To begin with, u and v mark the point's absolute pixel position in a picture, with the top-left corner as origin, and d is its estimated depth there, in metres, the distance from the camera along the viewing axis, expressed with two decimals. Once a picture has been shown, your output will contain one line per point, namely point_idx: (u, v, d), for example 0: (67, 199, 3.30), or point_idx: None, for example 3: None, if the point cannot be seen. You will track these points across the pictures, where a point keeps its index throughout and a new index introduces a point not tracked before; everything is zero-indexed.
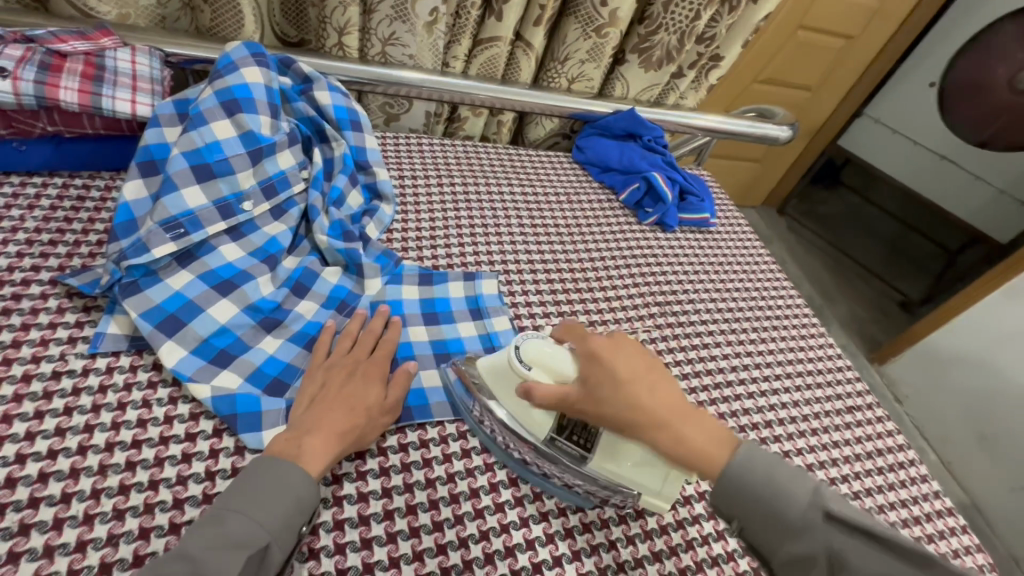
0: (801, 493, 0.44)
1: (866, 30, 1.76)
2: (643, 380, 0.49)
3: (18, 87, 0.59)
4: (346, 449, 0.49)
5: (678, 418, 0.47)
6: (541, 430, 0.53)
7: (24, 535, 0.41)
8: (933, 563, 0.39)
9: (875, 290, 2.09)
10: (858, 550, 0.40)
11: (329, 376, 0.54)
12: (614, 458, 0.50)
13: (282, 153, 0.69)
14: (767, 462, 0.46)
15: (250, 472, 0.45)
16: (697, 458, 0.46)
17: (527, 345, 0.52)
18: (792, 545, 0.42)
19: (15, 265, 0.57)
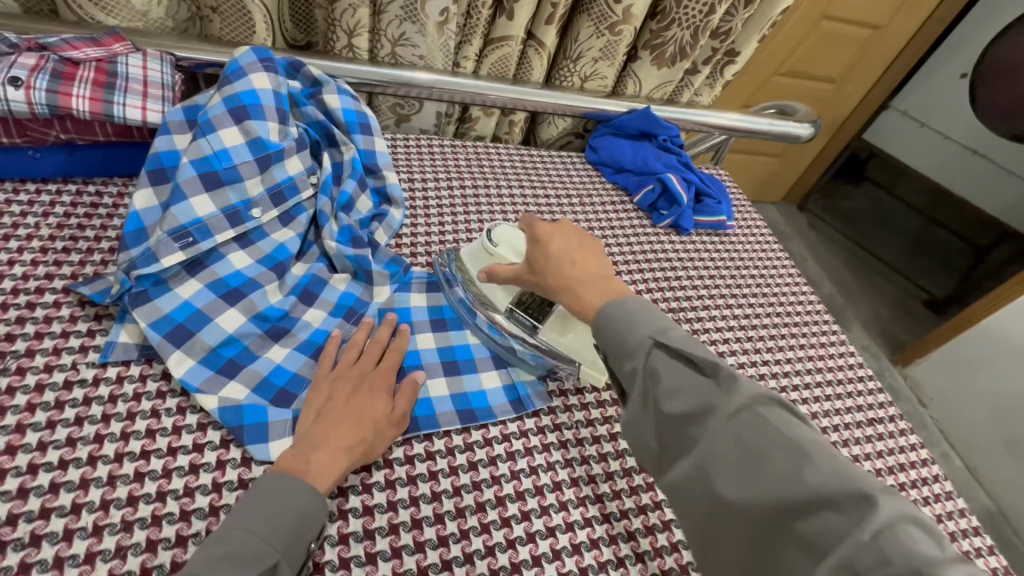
0: (645, 327, 0.46)
1: (894, 21, 1.70)
2: (570, 254, 0.57)
3: (31, 96, 0.60)
4: (353, 464, 0.49)
5: (587, 281, 0.53)
6: (502, 304, 0.65)
7: (35, 545, 0.42)
8: (731, 379, 0.40)
9: (899, 290, 2.03)
10: (675, 368, 0.42)
11: (334, 389, 0.53)
12: (563, 327, 0.63)
13: (290, 159, 0.68)
14: (634, 304, 0.48)
15: (256, 489, 0.45)
16: (582, 309, 0.51)
17: (498, 231, 0.68)
18: (624, 365, 0.45)
19: (29, 273, 0.58)
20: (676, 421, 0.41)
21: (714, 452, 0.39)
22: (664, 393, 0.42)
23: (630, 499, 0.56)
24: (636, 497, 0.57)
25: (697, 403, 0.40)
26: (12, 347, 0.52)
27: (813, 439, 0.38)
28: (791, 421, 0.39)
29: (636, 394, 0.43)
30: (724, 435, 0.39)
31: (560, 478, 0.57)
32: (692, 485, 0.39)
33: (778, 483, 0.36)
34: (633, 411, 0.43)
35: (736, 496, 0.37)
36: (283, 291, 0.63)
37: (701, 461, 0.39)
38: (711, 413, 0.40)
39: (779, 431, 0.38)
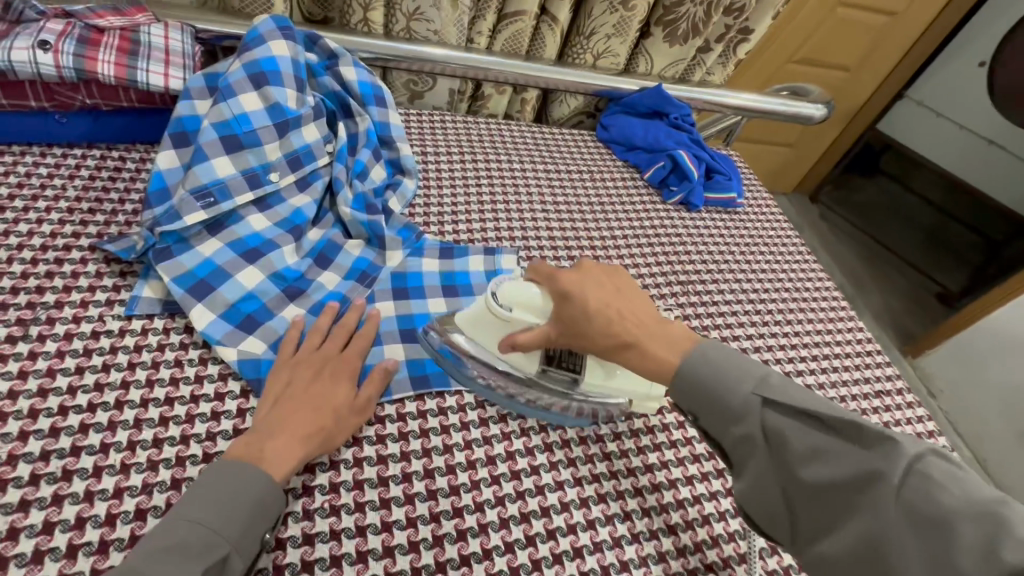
0: (748, 383, 0.43)
1: (911, 6, 1.67)
2: (614, 306, 0.50)
3: (59, 60, 0.62)
4: (312, 452, 0.47)
5: (652, 336, 0.48)
6: (531, 367, 0.56)
7: (66, 479, 0.44)
8: (878, 437, 0.37)
9: (911, 281, 2.01)
10: (799, 428, 0.40)
11: (294, 375, 0.51)
12: (606, 374, 0.55)
13: (307, 126, 0.70)
14: (728, 356, 0.45)
15: (205, 479, 0.42)
16: (660, 371, 0.47)
17: (502, 290, 0.55)
18: (735, 429, 0.43)
19: (57, 231, 0.60)
20: (818, 489, 0.38)
21: (881, 524, 0.35)
22: (796, 458, 0.39)
23: (638, 458, 0.57)
24: (644, 456, 0.58)
25: (839, 469, 0.38)
26: (42, 299, 0.54)
27: (991, 496, 0.34)
28: (956, 475, 0.35)
29: (757, 460, 0.41)
30: (884, 501, 0.35)
31: (568, 436, 0.58)
32: (854, 559, 0.36)
33: (961, 554, 0.32)
34: (760, 481, 0.41)
35: (920, 573, 0.33)
36: (300, 253, 0.64)
37: (859, 534, 0.36)
38: (856, 476, 0.37)
39: (950, 492, 0.34)
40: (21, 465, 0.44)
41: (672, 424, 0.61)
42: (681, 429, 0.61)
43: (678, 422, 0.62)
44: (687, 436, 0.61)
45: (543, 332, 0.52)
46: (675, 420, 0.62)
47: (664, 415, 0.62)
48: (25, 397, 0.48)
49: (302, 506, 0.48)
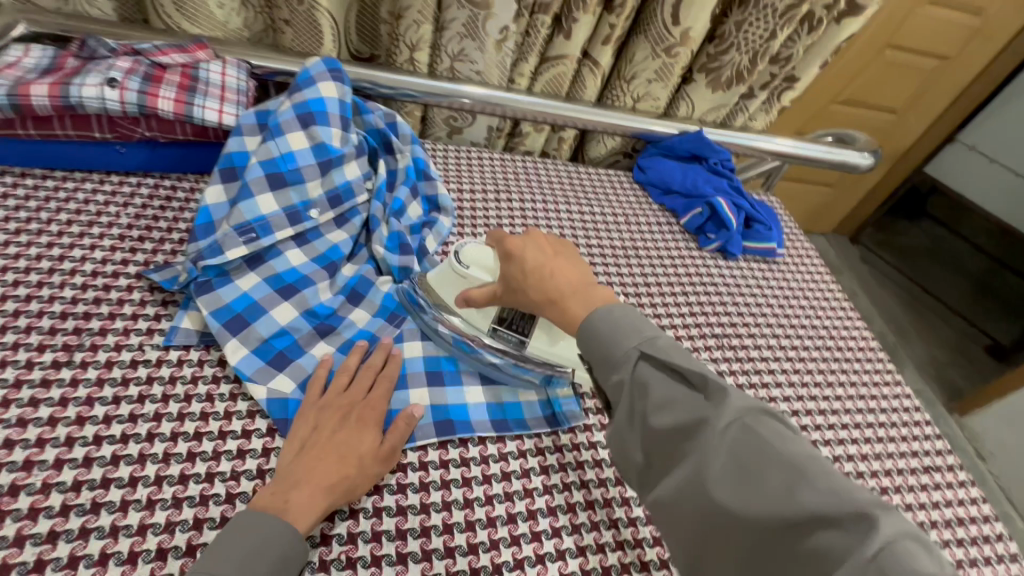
0: (630, 337, 0.44)
1: (964, 51, 1.62)
2: (545, 264, 0.53)
3: (124, 96, 0.65)
4: (334, 503, 0.47)
5: (575, 293, 0.50)
6: (485, 325, 0.62)
7: (95, 512, 0.45)
8: (724, 393, 0.40)
9: (959, 333, 1.91)
10: (662, 380, 0.42)
11: (320, 419, 0.52)
12: (551, 339, 0.60)
13: (349, 164, 0.71)
14: (619, 311, 0.47)
15: (230, 528, 0.43)
16: (567, 323, 0.50)
17: (465, 251, 0.62)
18: (610, 376, 0.44)
19: (108, 258, 0.62)
20: (666, 435, 0.40)
21: (710, 469, 0.37)
22: (652, 407, 0.41)
23: None
24: None
25: (685, 419, 0.40)
26: (88, 325, 0.56)
27: (806, 453, 0.37)
28: (780, 431, 0.39)
29: (621, 407, 0.43)
30: (716, 448, 0.38)
31: (592, 497, 0.56)
32: (679, 498, 0.38)
33: (772, 498, 0.35)
34: (622, 425, 0.43)
35: (731, 507, 0.36)
36: (333, 290, 0.65)
37: (690, 475, 0.38)
38: (698, 425, 0.39)
39: (774, 448, 0.37)
40: (53, 494, 0.45)
41: None
42: None
43: None
44: None
45: (491, 292, 0.58)
46: None
47: None
48: (63, 424, 0.49)
49: (319, 556, 0.47)
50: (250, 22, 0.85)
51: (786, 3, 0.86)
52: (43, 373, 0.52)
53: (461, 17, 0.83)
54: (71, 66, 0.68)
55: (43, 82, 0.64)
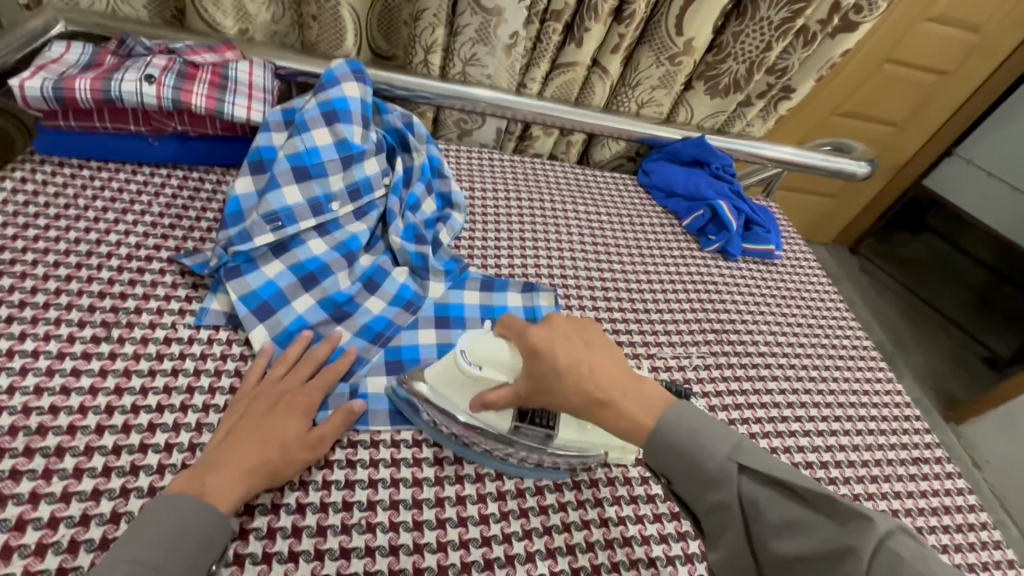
0: (722, 447, 0.43)
1: (961, 67, 1.66)
2: (582, 361, 0.49)
3: (161, 91, 0.69)
4: (256, 485, 0.47)
5: (623, 392, 0.47)
6: (504, 423, 0.56)
7: (134, 474, 0.48)
8: (850, 514, 0.38)
9: (956, 343, 1.94)
10: (772, 499, 0.40)
11: (251, 406, 0.53)
12: (575, 430, 0.57)
13: (369, 160, 0.75)
14: (697, 416, 0.45)
15: (143, 517, 0.43)
16: (629, 433, 0.46)
17: (470, 347, 0.55)
18: (710, 494, 0.43)
19: (142, 243, 0.66)
20: (790, 560, 0.39)
21: None
22: (767, 530, 0.40)
23: (664, 505, 0.59)
24: (671, 504, 0.59)
25: (810, 545, 0.38)
26: (124, 304, 0.60)
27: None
28: (918, 547, 0.37)
29: (733, 528, 0.42)
30: None
31: (597, 475, 0.60)
32: None
33: None
34: (737, 548, 0.42)
35: None
36: (352, 278, 0.69)
37: None
38: (828, 552, 0.38)
39: (919, 571, 0.35)
40: (95, 456, 0.48)
41: None
42: None
43: None
44: None
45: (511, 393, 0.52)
46: None
47: None
48: (103, 393, 0.52)
49: (341, 520, 0.51)
50: (278, 17, 0.89)
51: (781, 17, 0.90)
52: (84, 347, 0.55)
53: (474, 23, 0.87)
54: (109, 62, 0.72)
55: (85, 76, 0.68)
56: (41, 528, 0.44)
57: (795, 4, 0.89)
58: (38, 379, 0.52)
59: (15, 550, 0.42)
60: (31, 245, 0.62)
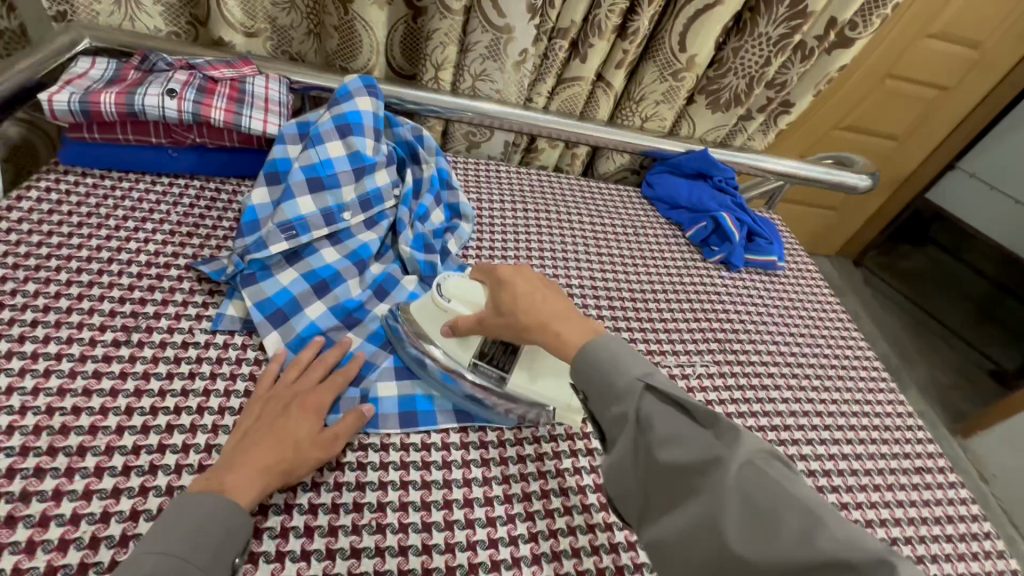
0: (634, 370, 0.47)
1: (962, 83, 1.69)
2: (537, 295, 0.56)
3: (181, 105, 0.71)
4: (271, 484, 0.49)
5: (560, 318, 0.53)
6: (464, 358, 0.61)
7: (153, 473, 0.50)
8: (730, 431, 0.42)
9: (962, 356, 1.94)
10: (667, 415, 0.44)
11: (264, 409, 0.54)
12: (527, 373, 0.60)
13: (380, 172, 0.77)
14: (619, 344, 0.49)
15: (168, 512, 0.45)
16: (563, 350, 0.52)
17: (448, 284, 0.63)
18: (613, 407, 0.46)
19: (160, 251, 0.68)
20: (671, 468, 0.42)
21: (721, 506, 0.39)
22: (656, 441, 0.43)
23: None
24: None
25: (690, 455, 0.42)
26: (143, 310, 0.62)
27: (815, 498, 0.39)
28: (783, 471, 0.41)
29: (626, 438, 0.45)
30: (726, 485, 0.40)
31: (601, 481, 0.61)
32: (690, 535, 0.40)
33: (787, 543, 0.37)
34: (625, 459, 0.45)
35: (744, 552, 0.38)
36: (362, 286, 0.71)
37: (703, 514, 0.40)
38: (704, 461, 0.41)
39: (782, 486, 0.39)
40: (115, 455, 0.50)
41: None
42: None
43: None
44: None
45: (475, 318, 0.59)
46: None
47: None
48: (123, 395, 0.54)
49: (351, 521, 0.52)
50: (293, 23, 0.91)
51: (779, 33, 0.92)
52: (105, 350, 0.57)
53: (484, 40, 0.90)
54: (132, 78, 0.75)
55: (110, 90, 0.70)
56: (64, 523, 0.45)
57: (793, 21, 0.90)
58: (61, 380, 0.53)
59: (39, 545, 0.44)
60: (54, 251, 0.64)
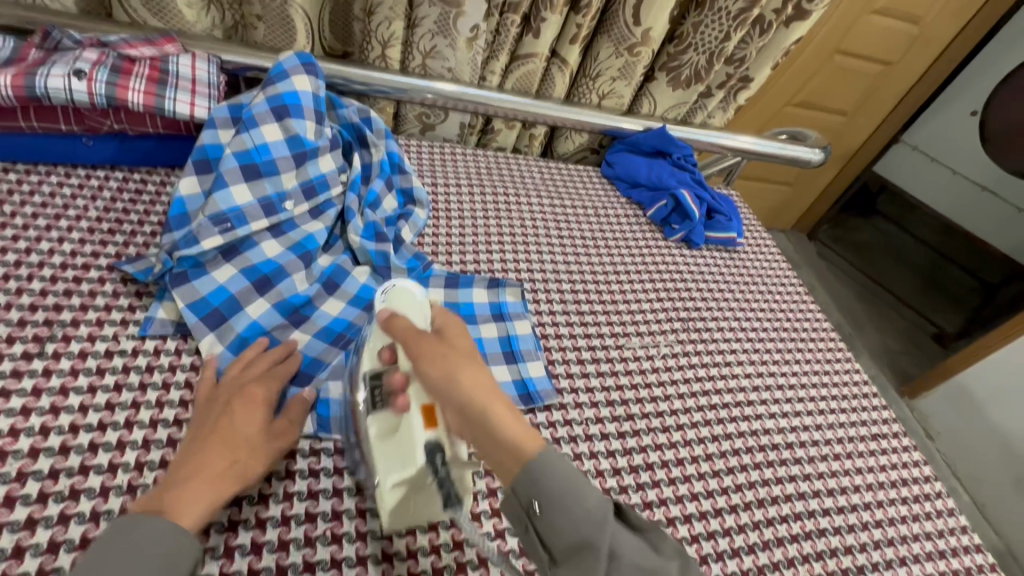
0: (597, 496, 0.40)
1: (906, 57, 1.73)
2: (459, 347, 0.46)
3: (92, 87, 0.64)
4: (224, 496, 0.44)
5: (491, 392, 0.42)
6: (365, 366, 0.50)
7: (74, 499, 0.45)
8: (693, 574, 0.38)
9: (908, 322, 2.04)
10: (639, 548, 0.38)
11: (210, 413, 0.49)
12: (390, 431, 0.47)
13: (323, 157, 0.72)
14: (570, 467, 0.40)
15: (98, 543, 0.39)
16: (506, 440, 0.40)
17: (395, 295, 0.52)
18: (574, 535, 0.38)
19: (77, 251, 0.62)
20: None
21: None
22: None
23: (637, 495, 0.60)
24: (642, 493, 0.60)
25: None
26: (59, 316, 0.56)
27: None
28: None
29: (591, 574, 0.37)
30: None
31: None
32: None
33: None
34: None
35: None
36: (309, 280, 0.66)
37: None
38: None
39: None
40: (29, 482, 0.45)
41: (672, 461, 0.64)
42: (680, 466, 0.64)
43: (677, 459, 0.64)
44: (686, 474, 0.63)
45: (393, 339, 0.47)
46: (673, 457, 0.64)
47: (664, 451, 0.65)
48: (37, 414, 0.49)
49: (304, 533, 0.49)
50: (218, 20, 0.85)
51: (739, 6, 0.92)
52: (14, 365, 0.51)
53: (432, 14, 0.84)
54: (33, 57, 0.67)
55: (6, 72, 0.62)
56: None
57: None
58: None
59: None
60: None
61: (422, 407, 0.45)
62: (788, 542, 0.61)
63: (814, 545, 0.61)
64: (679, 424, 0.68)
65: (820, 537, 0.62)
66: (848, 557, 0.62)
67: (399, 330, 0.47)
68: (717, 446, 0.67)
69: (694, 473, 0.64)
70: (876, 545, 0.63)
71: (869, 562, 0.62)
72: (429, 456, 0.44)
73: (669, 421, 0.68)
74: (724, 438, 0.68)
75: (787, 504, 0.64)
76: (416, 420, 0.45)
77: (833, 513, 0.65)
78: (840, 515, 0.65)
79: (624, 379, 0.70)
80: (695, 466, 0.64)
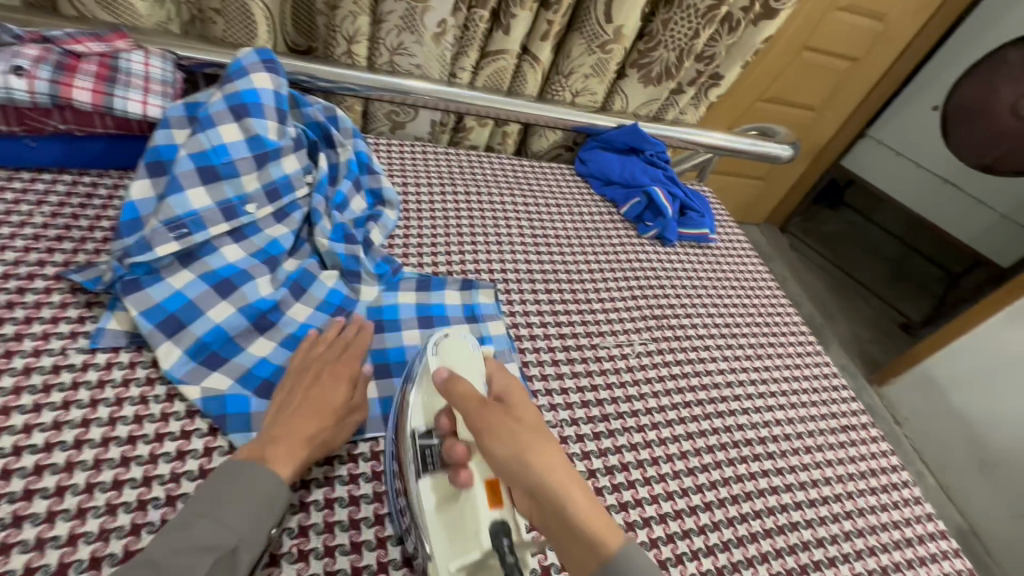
0: None
1: (870, 53, 1.77)
2: (532, 425, 0.43)
3: (32, 85, 0.61)
4: (309, 458, 0.49)
5: (567, 474, 0.40)
6: (419, 424, 0.50)
7: (17, 526, 0.42)
8: None
9: (876, 312, 2.09)
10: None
11: (297, 381, 0.53)
12: (449, 501, 0.46)
13: (287, 158, 0.69)
14: (652, 567, 0.37)
15: (211, 478, 0.44)
16: (580, 531, 0.38)
17: (443, 348, 0.53)
18: None
19: (21, 259, 0.58)
20: None
21: None
22: None
23: (613, 496, 0.60)
24: (618, 494, 0.60)
25: None
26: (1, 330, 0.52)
27: None
28: None
29: None
30: None
31: None
32: None
33: None
34: None
35: None
36: (274, 285, 0.63)
37: None
38: None
39: None
40: None
41: (647, 460, 0.64)
42: (655, 465, 0.64)
43: (652, 458, 0.64)
44: (660, 473, 0.63)
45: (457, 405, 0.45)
46: (648, 457, 0.64)
47: (639, 451, 0.64)
48: None
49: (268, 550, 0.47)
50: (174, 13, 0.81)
51: (706, 4, 0.92)
52: None
53: (399, 9, 0.82)
54: None
55: None
56: None
57: None
58: None
59: None
60: None
61: (487, 482, 0.45)
62: (761, 538, 0.61)
63: (788, 540, 0.62)
64: (654, 423, 0.68)
65: (792, 531, 0.63)
66: (820, 549, 0.62)
67: (460, 395, 0.45)
68: (692, 444, 0.67)
69: (669, 472, 0.64)
70: (846, 536, 0.65)
71: (840, 554, 0.63)
72: (494, 537, 0.43)
73: (644, 421, 0.67)
74: (699, 435, 0.68)
75: (761, 499, 0.65)
76: (481, 496, 0.45)
77: (805, 506, 0.66)
78: (812, 509, 0.66)
79: (598, 378, 0.70)
80: (670, 464, 0.64)
